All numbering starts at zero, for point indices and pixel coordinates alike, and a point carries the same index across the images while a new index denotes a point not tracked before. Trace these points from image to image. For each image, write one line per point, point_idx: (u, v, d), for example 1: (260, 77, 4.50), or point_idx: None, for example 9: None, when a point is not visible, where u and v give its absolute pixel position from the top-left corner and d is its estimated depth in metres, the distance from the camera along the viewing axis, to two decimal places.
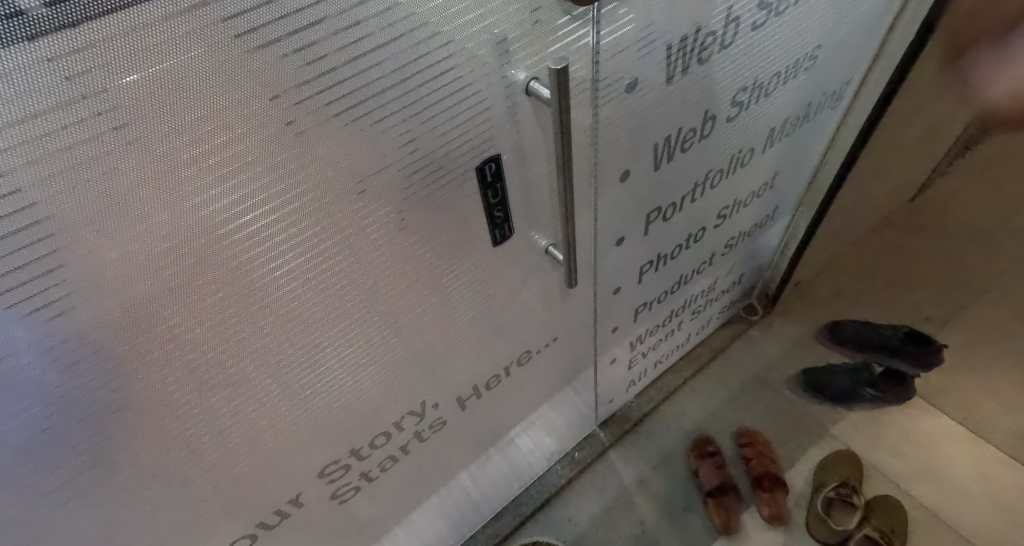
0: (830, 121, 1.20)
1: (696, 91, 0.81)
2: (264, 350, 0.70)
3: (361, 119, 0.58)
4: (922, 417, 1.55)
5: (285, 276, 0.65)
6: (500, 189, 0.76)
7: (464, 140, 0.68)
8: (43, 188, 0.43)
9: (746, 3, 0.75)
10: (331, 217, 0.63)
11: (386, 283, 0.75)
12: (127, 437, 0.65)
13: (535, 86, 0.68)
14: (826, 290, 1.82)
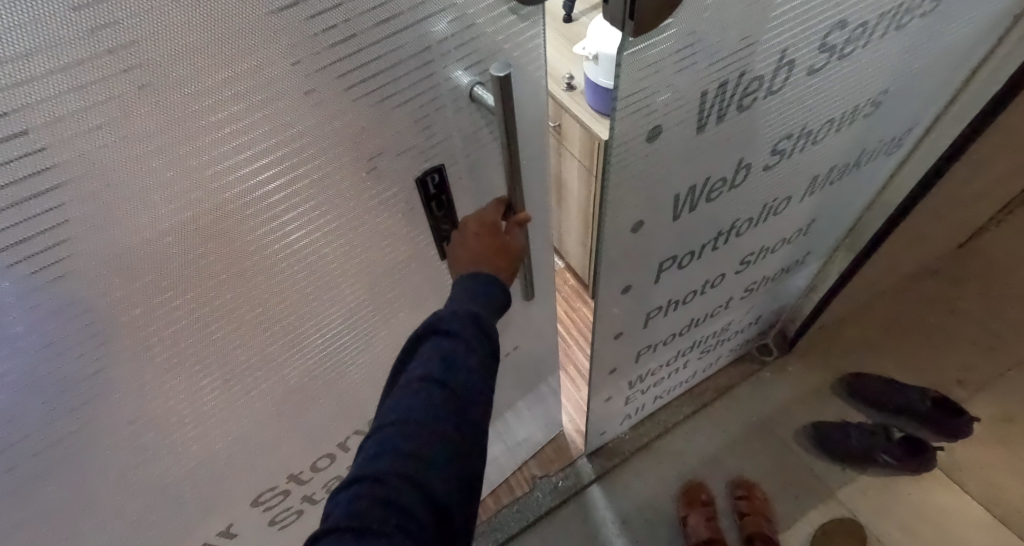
0: (883, 169, 1.06)
1: (733, 137, 0.66)
2: (218, 380, 0.64)
3: (385, 102, 0.52)
4: (939, 491, 1.43)
5: (304, 253, 0.58)
6: (444, 200, 0.66)
7: (423, 144, 0.59)
8: (57, 132, 0.37)
9: (804, 47, 0.58)
10: (354, 197, 0.57)
11: (369, 281, 0.68)
12: (105, 434, 0.58)
13: (479, 92, 0.58)
14: (849, 339, 1.69)
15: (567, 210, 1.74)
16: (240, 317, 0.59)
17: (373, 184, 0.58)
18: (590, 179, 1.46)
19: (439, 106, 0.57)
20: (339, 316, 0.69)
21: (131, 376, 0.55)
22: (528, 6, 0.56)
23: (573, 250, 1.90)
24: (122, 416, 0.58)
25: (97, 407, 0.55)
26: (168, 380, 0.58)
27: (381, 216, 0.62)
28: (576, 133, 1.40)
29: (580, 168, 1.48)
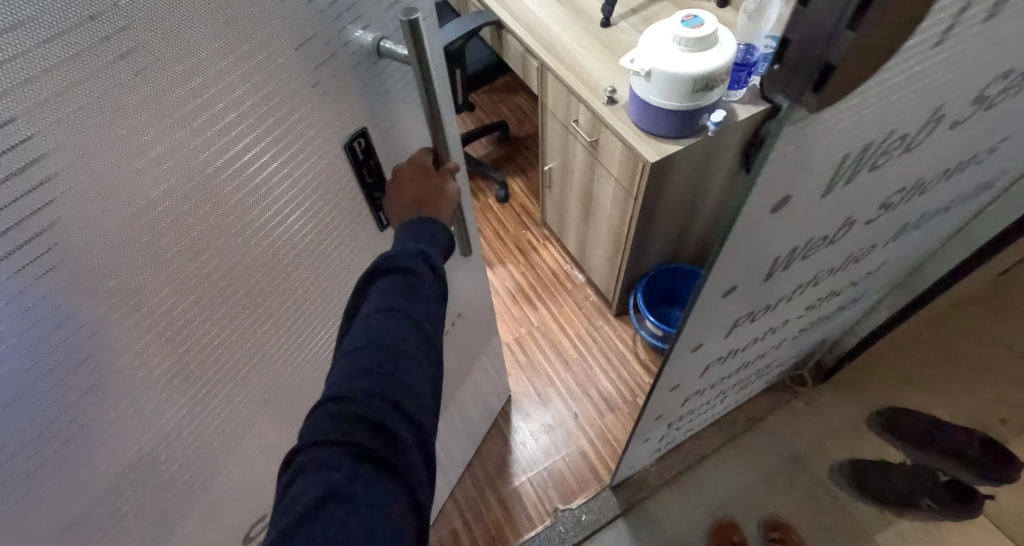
0: (968, 210, 0.97)
1: (853, 197, 0.56)
2: (201, 378, 0.61)
3: (327, 57, 0.57)
4: (984, 539, 1.37)
5: (263, 232, 0.59)
6: (372, 166, 0.71)
7: (354, 99, 0.63)
8: (32, 92, 0.37)
9: (962, 100, 0.49)
10: (304, 158, 0.60)
11: (315, 244, 0.68)
12: (89, 452, 0.54)
13: (387, 46, 0.63)
14: (887, 372, 1.60)
15: (597, 227, 1.66)
16: (223, 303, 0.59)
17: (321, 139, 0.61)
18: (629, 201, 1.38)
19: (356, 58, 0.61)
20: (302, 292, 0.70)
21: (120, 377, 0.53)
22: None
23: (599, 268, 1.82)
24: (108, 426, 0.54)
25: (82, 421, 0.51)
26: (158, 380, 0.57)
27: (326, 174, 0.64)
28: (618, 154, 1.32)
29: (618, 187, 1.41)
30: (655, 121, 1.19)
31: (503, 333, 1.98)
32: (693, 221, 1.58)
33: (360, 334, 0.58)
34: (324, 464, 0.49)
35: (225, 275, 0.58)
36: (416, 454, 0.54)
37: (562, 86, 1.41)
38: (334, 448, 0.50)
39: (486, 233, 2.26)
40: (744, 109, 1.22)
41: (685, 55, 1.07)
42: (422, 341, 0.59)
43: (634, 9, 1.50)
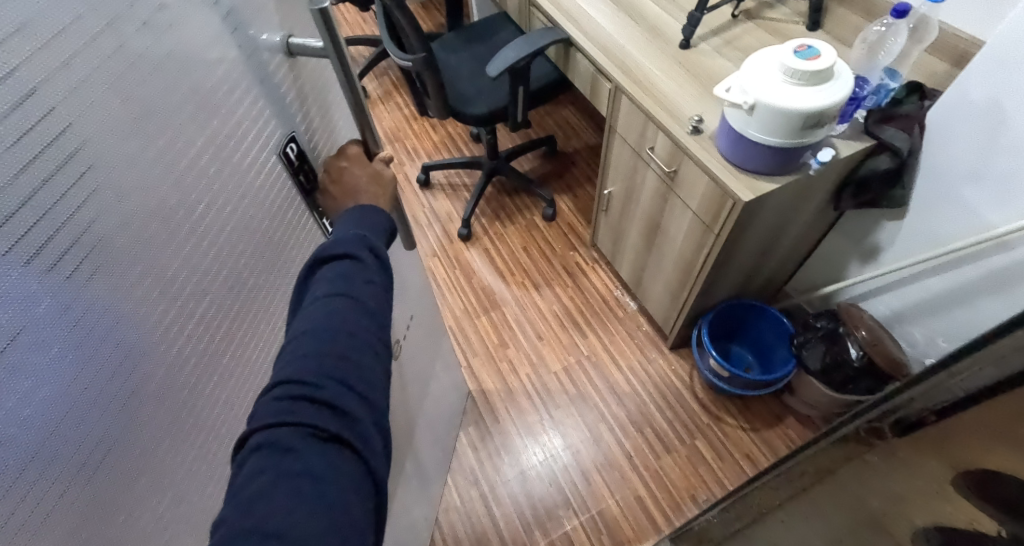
0: None
1: None
2: (209, 385, 0.59)
3: (248, 50, 0.62)
4: None
5: (224, 223, 0.59)
6: (307, 171, 0.76)
7: (274, 95, 0.67)
8: (42, 60, 0.40)
9: None
10: (254, 145, 0.63)
11: (265, 237, 0.67)
12: (144, 471, 0.51)
13: (295, 45, 0.69)
14: None
15: (662, 257, 1.57)
16: (219, 307, 0.59)
17: (263, 144, 0.65)
18: (708, 237, 1.29)
19: (272, 64, 0.66)
20: (266, 289, 0.68)
21: (156, 385, 0.51)
22: None
23: (657, 298, 1.72)
24: (156, 438, 0.52)
25: (132, 439, 0.49)
26: (187, 385, 0.55)
27: (269, 181, 0.67)
28: (702, 188, 1.22)
29: (695, 222, 1.32)
30: (753, 158, 1.10)
31: (551, 362, 1.88)
32: (768, 257, 1.48)
33: (308, 319, 0.62)
34: (275, 444, 0.54)
35: (215, 276, 0.58)
36: (371, 427, 0.60)
37: (637, 110, 1.32)
38: (287, 427, 0.55)
39: (533, 253, 2.14)
40: (845, 146, 1.14)
41: (799, 89, 0.98)
42: (369, 322, 0.65)
43: (715, 30, 1.40)
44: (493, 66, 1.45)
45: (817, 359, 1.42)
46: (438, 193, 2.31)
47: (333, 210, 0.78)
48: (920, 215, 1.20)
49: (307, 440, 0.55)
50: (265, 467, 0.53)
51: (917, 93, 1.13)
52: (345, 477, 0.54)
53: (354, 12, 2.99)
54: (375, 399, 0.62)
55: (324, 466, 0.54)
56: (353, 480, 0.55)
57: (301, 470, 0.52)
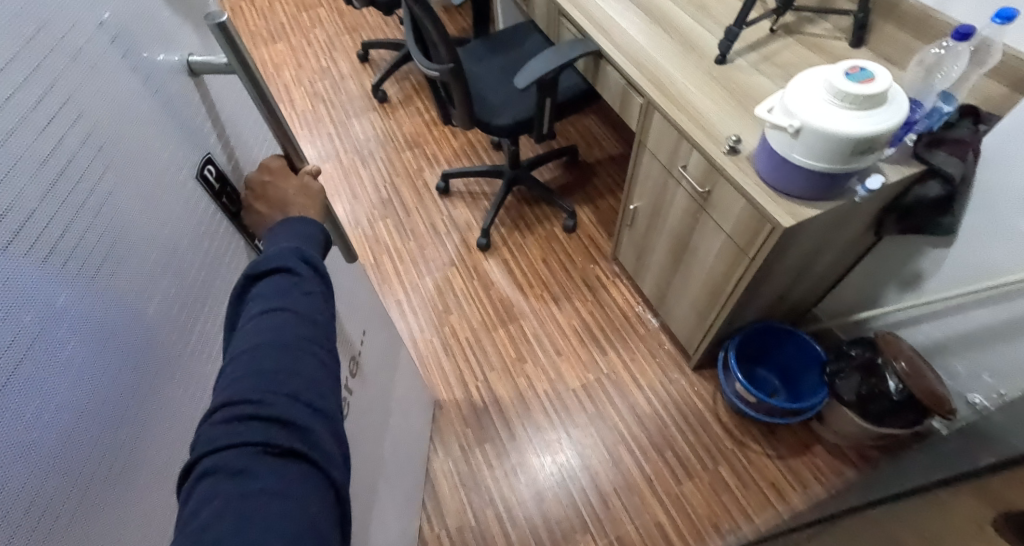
0: None
1: None
2: (146, 407, 0.55)
3: (151, 71, 0.60)
4: None
5: (143, 238, 0.57)
6: (229, 192, 0.73)
7: (184, 116, 0.65)
8: None
9: None
10: (172, 159, 0.62)
11: (190, 254, 0.64)
12: (108, 475, 0.50)
13: (199, 65, 0.67)
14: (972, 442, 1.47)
15: (687, 276, 1.52)
16: (161, 314, 0.58)
17: (174, 166, 0.62)
18: (742, 261, 1.24)
19: (173, 84, 0.64)
20: (194, 307, 0.64)
21: (106, 390, 0.51)
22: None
23: (681, 317, 1.65)
24: (117, 440, 0.52)
25: (87, 441, 0.48)
26: (140, 388, 0.55)
27: (185, 204, 0.64)
28: (738, 210, 1.17)
29: (728, 243, 1.27)
30: (797, 183, 1.05)
31: (570, 379, 1.82)
32: (800, 281, 1.43)
33: (249, 336, 0.59)
34: (223, 467, 0.52)
35: (153, 282, 0.58)
36: (324, 435, 0.57)
37: (670, 127, 1.28)
38: (232, 450, 0.52)
39: (552, 265, 2.08)
40: (894, 169, 1.11)
41: (850, 115, 0.94)
42: (312, 332, 0.62)
43: (753, 45, 1.36)
44: (520, 77, 1.42)
45: (851, 389, 1.44)
46: (457, 201, 2.26)
47: (258, 226, 0.74)
48: (971, 243, 1.21)
49: (256, 458, 0.52)
50: (213, 494, 0.50)
51: (970, 117, 1.09)
52: (300, 490, 0.52)
53: (377, 15, 2.96)
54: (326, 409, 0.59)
55: (281, 482, 0.52)
56: (311, 490, 0.53)
57: (255, 490, 0.50)
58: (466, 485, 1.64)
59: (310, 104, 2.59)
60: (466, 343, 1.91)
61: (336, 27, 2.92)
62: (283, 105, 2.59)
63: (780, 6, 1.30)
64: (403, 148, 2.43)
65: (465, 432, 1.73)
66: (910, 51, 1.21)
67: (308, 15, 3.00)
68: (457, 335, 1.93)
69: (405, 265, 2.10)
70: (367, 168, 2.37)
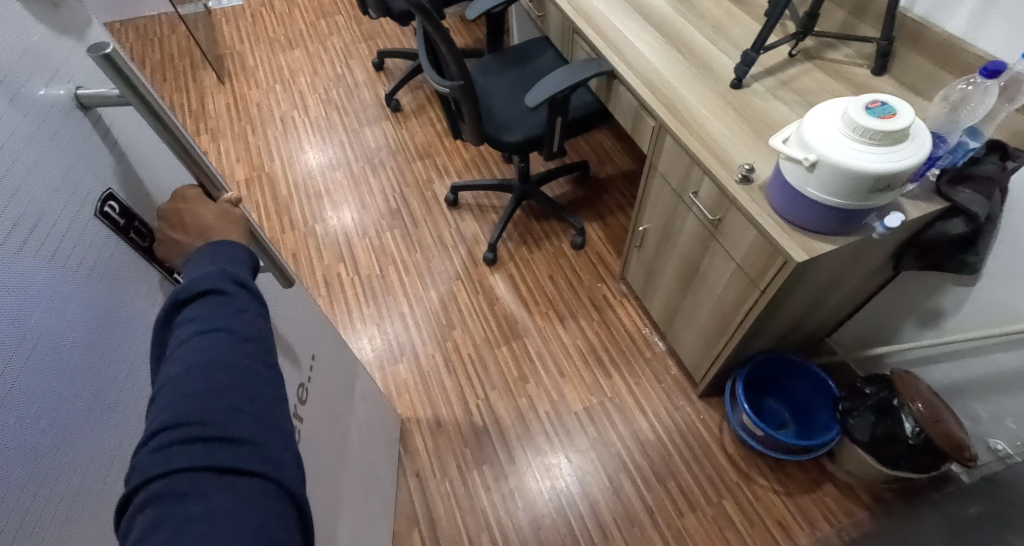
0: None
1: None
2: (21, 459, 0.50)
3: (33, 109, 0.55)
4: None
5: (22, 277, 0.51)
6: (140, 226, 0.67)
7: (79, 148, 0.60)
8: None
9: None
10: (63, 192, 0.57)
11: (90, 289, 0.59)
12: (49, 479, 0.52)
13: (90, 98, 0.61)
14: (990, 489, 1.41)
15: (696, 303, 1.47)
16: (90, 327, 0.58)
17: (66, 201, 0.57)
18: (752, 292, 1.20)
19: (57, 116, 0.58)
20: (96, 344, 0.58)
21: (35, 403, 0.51)
22: (63, 18, 0.62)
23: (688, 344, 1.60)
24: (54, 446, 0.53)
25: (23, 451, 0.50)
26: (74, 395, 0.55)
27: (87, 232, 0.59)
28: (749, 240, 1.13)
29: (738, 273, 1.22)
30: (813, 218, 1.01)
31: (572, 401, 1.78)
32: (813, 313, 1.38)
33: (182, 359, 0.55)
34: (168, 492, 0.49)
35: (74, 296, 0.57)
36: (280, 450, 0.55)
37: (682, 151, 1.24)
38: (172, 475, 0.49)
39: (559, 282, 2.04)
40: (915, 206, 1.06)
41: (868, 150, 0.91)
42: (252, 350, 0.58)
43: (770, 70, 1.32)
44: (532, 95, 1.39)
45: (865, 429, 1.40)
46: (465, 213, 2.23)
47: (175, 255, 0.67)
48: (994, 285, 1.18)
49: (204, 479, 0.49)
50: (158, 523, 0.47)
51: (998, 152, 1.04)
52: (257, 507, 0.50)
53: (394, 24, 2.96)
54: (279, 423, 0.56)
55: (236, 500, 0.49)
56: (268, 506, 0.51)
57: (208, 512, 0.48)
58: (462, 508, 1.60)
59: (324, 111, 2.59)
60: (468, 359, 1.87)
61: (352, 34, 2.93)
62: (297, 111, 2.59)
63: (800, 30, 1.26)
64: (414, 158, 2.41)
65: (463, 453, 1.69)
66: (935, 81, 1.17)
67: (326, 22, 3.01)
68: (459, 351, 1.89)
69: (410, 276, 2.07)
70: (377, 177, 2.35)
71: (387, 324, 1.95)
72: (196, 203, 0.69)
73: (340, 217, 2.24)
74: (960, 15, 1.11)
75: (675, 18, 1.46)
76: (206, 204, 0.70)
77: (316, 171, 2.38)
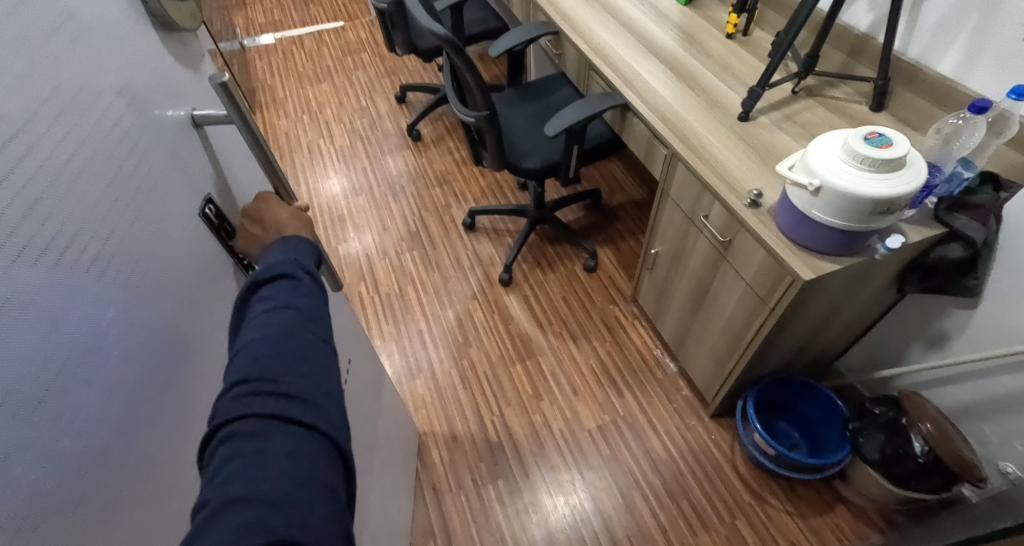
0: None
1: None
2: (150, 404, 0.62)
3: (169, 131, 0.72)
4: None
5: (156, 259, 0.66)
6: (229, 228, 0.82)
7: (191, 164, 0.76)
8: (44, 121, 0.54)
9: None
10: (181, 197, 0.72)
11: (194, 276, 0.73)
12: (121, 469, 0.57)
13: (203, 118, 0.79)
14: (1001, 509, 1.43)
15: (706, 322, 1.53)
16: (192, 307, 0.71)
17: (183, 203, 0.73)
18: (761, 310, 1.25)
19: (182, 136, 0.75)
20: (195, 322, 0.72)
21: (98, 407, 0.55)
22: (189, 55, 0.82)
23: (699, 363, 1.65)
24: (113, 448, 0.57)
25: (154, 394, 0.63)
26: (184, 356, 0.69)
27: (174, 225, 0.70)
28: (759, 260, 1.19)
29: (748, 292, 1.28)
30: (820, 239, 1.07)
31: (585, 419, 1.82)
32: (821, 334, 1.43)
33: (257, 329, 0.63)
34: (244, 432, 0.56)
35: (128, 306, 0.61)
36: (336, 416, 0.62)
37: (693, 177, 1.32)
38: (250, 418, 0.57)
39: (572, 304, 2.10)
40: (915, 231, 1.13)
41: (871, 178, 0.97)
42: (314, 328, 0.66)
43: (775, 104, 1.40)
44: (550, 125, 1.47)
45: (875, 448, 1.44)
46: (481, 237, 2.31)
47: (253, 247, 0.82)
48: (994, 307, 1.23)
49: (272, 426, 0.57)
50: (234, 456, 0.55)
51: (991, 183, 1.12)
52: (312, 455, 0.57)
53: (417, 60, 3.10)
54: (333, 400, 0.64)
55: (294, 444, 0.56)
56: (322, 464, 0.57)
57: (272, 451, 0.55)
58: (477, 521, 1.63)
59: (348, 140, 2.70)
60: (483, 377, 1.92)
61: (377, 70, 3.06)
62: (322, 139, 2.70)
63: (801, 70, 1.34)
64: (433, 184, 2.51)
65: (478, 468, 1.73)
66: (930, 117, 1.24)
67: (352, 59, 3.15)
68: (475, 368, 1.95)
69: (427, 296, 2.14)
70: (397, 202, 2.44)
71: (406, 341, 2.02)
72: (274, 207, 0.85)
73: (361, 240, 2.32)
74: (950, 58, 1.19)
75: (685, 56, 1.55)
76: (275, 206, 0.85)
77: (339, 196, 2.47)
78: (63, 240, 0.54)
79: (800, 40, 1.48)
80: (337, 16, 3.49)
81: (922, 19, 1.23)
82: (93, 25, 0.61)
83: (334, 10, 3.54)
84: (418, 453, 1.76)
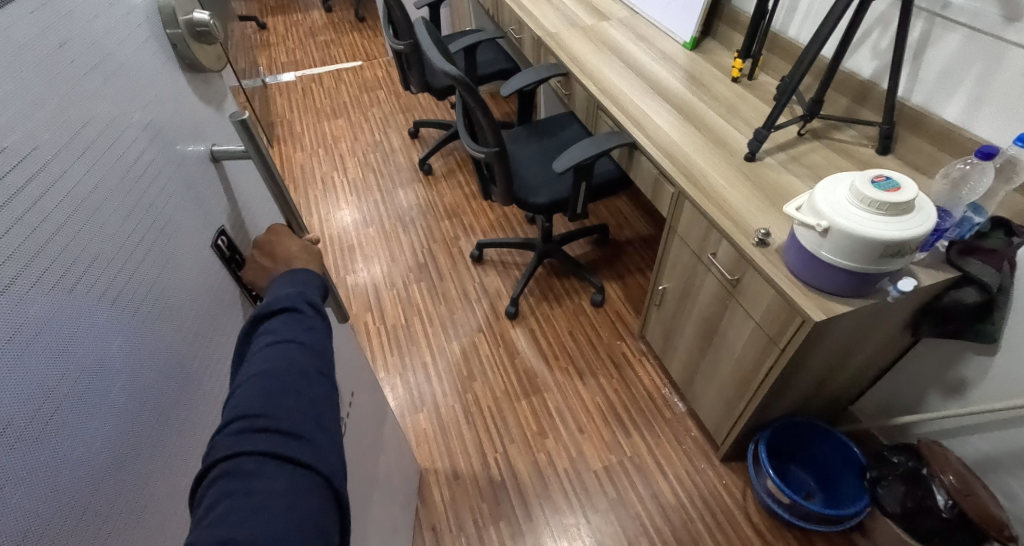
0: None
1: None
2: (153, 430, 0.61)
3: (186, 165, 0.74)
4: None
5: (168, 287, 0.66)
6: (239, 259, 0.83)
7: (207, 196, 0.78)
8: (68, 153, 0.55)
9: None
10: (195, 227, 0.73)
11: (204, 306, 0.73)
12: (123, 493, 0.56)
13: (221, 152, 0.81)
14: None
15: (716, 361, 1.49)
16: (201, 336, 0.71)
17: (197, 233, 0.74)
18: (772, 350, 1.22)
19: (198, 170, 0.77)
20: (203, 350, 0.71)
21: (100, 431, 0.54)
22: (212, 92, 0.86)
23: (709, 404, 1.61)
24: (114, 477, 0.55)
25: (159, 422, 0.62)
26: (190, 386, 0.68)
27: (186, 254, 0.71)
28: (768, 299, 1.17)
29: (758, 331, 1.25)
30: (830, 280, 1.05)
31: (591, 458, 1.77)
32: (834, 377, 1.39)
33: (258, 363, 0.63)
34: (237, 470, 0.55)
35: (133, 336, 0.60)
36: (330, 452, 0.61)
37: (701, 216, 1.31)
38: (245, 456, 0.56)
39: (579, 339, 2.08)
40: (927, 274, 1.11)
41: (878, 220, 0.96)
42: (315, 363, 0.66)
43: (782, 146, 1.40)
44: (559, 161, 1.49)
45: (895, 501, 1.38)
46: (489, 269, 2.31)
47: (260, 278, 0.82)
48: (1014, 355, 1.20)
49: (267, 463, 0.56)
50: (225, 495, 0.54)
51: (1002, 228, 1.10)
52: (303, 494, 0.56)
53: (430, 98, 3.17)
54: (329, 436, 0.62)
55: (284, 484, 0.55)
56: (309, 499, 0.56)
57: (264, 490, 0.54)
58: None
59: (361, 173, 2.74)
60: (487, 413, 1.89)
61: (391, 106, 3.14)
62: (336, 172, 2.75)
63: (807, 113, 1.35)
64: (443, 217, 2.53)
65: (481, 507, 1.68)
66: (936, 160, 1.23)
67: (368, 96, 3.23)
68: (479, 403, 1.92)
69: (434, 328, 2.13)
70: (407, 234, 2.46)
71: (410, 374, 2.00)
72: (282, 239, 0.86)
73: (370, 270, 2.33)
74: (955, 104, 1.19)
75: (694, 97, 1.57)
76: (283, 238, 0.86)
77: (350, 227, 2.50)
78: (83, 269, 0.55)
79: (806, 84, 1.49)
80: (356, 55, 3.60)
81: (926, 65, 1.23)
82: (117, 64, 0.64)
83: (353, 49, 3.66)
84: (419, 491, 1.72)
